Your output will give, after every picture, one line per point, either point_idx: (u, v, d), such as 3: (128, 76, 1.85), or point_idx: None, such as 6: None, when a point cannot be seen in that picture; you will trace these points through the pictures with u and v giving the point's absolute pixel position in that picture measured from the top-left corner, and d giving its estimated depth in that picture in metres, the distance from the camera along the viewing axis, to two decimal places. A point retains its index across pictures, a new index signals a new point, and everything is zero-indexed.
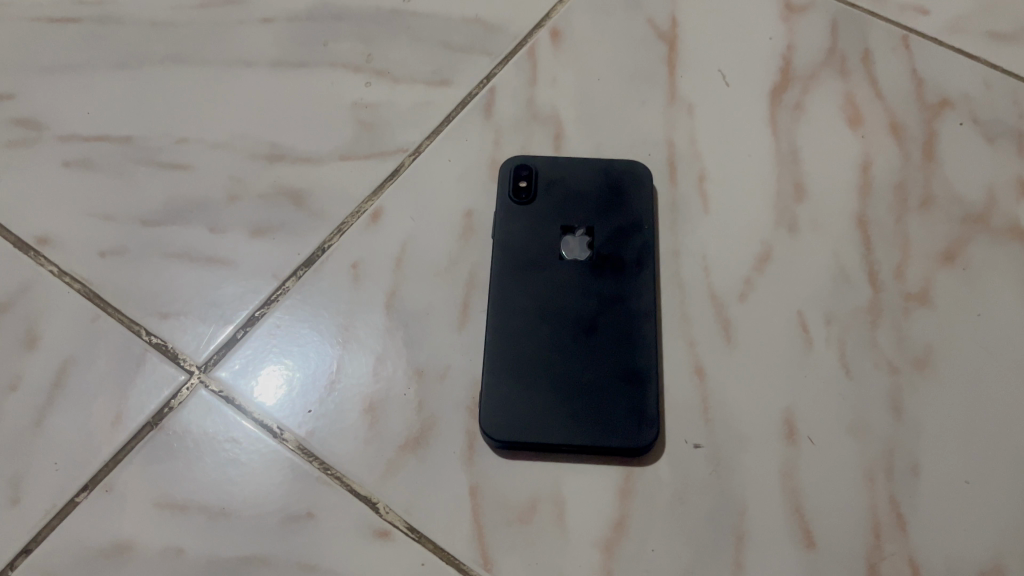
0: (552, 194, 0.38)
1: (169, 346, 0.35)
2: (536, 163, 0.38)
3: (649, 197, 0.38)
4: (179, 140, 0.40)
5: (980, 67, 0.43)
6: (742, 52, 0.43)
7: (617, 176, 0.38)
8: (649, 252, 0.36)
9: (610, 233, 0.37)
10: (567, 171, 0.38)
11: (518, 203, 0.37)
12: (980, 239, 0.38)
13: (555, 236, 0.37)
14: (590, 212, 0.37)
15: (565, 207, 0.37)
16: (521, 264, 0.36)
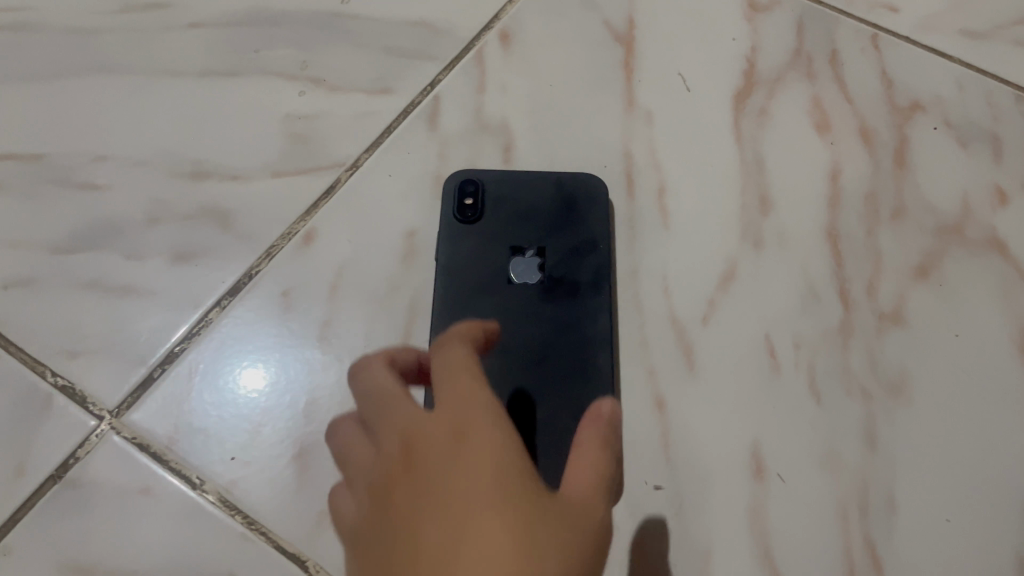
0: (501, 210, 0.35)
1: (77, 389, 0.32)
2: (483, 178, 0.36)
3: (606, 211, 0.35)
4: (95, 158, 0.37)
5: (952, 68, 0.41)
6: (703, 55, 0.41)
7: (571, 190, 0.35)
8: (604, 272, 0.34)
9: (564, 253, 0.34)
10: (518, 185, 0.36)
11: (464, 221, 0.35)
12: (956, 251, 0.36)
13: (503, 258, 0.35)
14: (541, 230, 0.35)
15: (515, 225, 0.35)
16: (466, 290, 0.34)
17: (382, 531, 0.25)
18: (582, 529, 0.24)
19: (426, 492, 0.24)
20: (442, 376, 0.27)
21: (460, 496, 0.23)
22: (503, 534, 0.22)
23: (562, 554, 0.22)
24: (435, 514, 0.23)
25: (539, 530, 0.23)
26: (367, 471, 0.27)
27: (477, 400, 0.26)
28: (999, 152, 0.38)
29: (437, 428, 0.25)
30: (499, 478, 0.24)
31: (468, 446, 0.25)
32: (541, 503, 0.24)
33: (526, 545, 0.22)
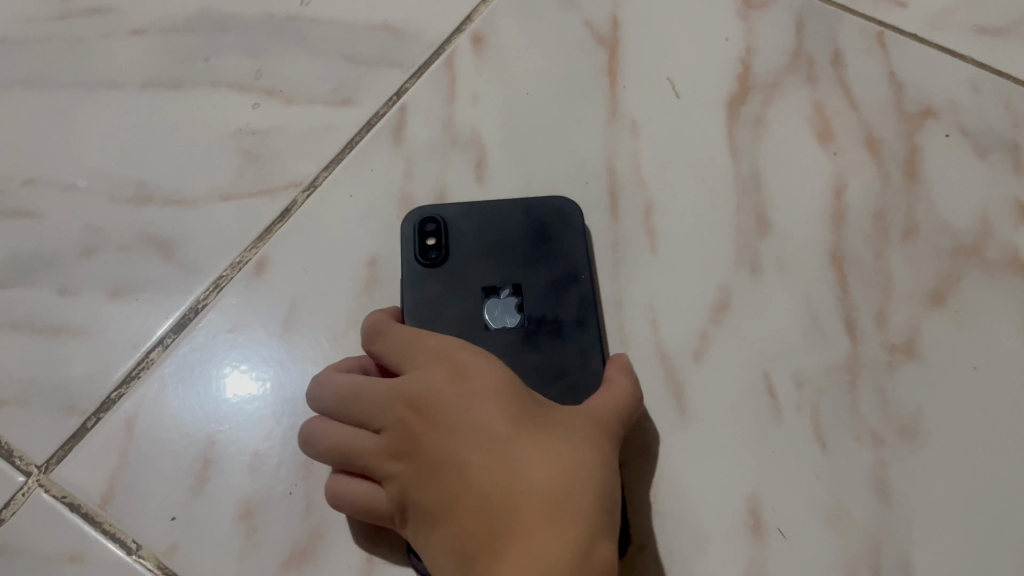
0: (467, 244, 0.32)
1: (3, 443, 0.29)
2: (444, 213, 0.32)
3: (586, 238, 0.31)
4: (27, 182, 0.34)
5: (966, 69, 0.37)
6: (694, 57, 0.38)
7: (542, 218, 0.32)
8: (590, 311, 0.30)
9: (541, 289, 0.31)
10: (485, 214, 0.32)
11: (424, 261, 0.31)
12: (973, 274, 0.32)
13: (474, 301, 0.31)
14: (516, 266, 0.31)
15: (484, 263, 0.31)
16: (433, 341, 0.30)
17: (422, 485, 0.25)
18: (605, 435, 0.26)
19: (451, 444, 0.25)
20: (420, 337, 0.27)
21: (493, 438, 0.24)
22: (559, 456, 0.24)
23: (601, 460, 0.25)
24: (489, 471, 0.24)
25: (574, 448, 0.24)
26: (375, 449, 0.26)
27: (467, 350, 0.27)
28: (1019, 162, 0.35)
29: (438, 380, 0.26)
30: (518, 416, 0.25)
31: (474, 390, 0.25)
32: (564, 426, 0.25)
33: (576, 462, 0.24)
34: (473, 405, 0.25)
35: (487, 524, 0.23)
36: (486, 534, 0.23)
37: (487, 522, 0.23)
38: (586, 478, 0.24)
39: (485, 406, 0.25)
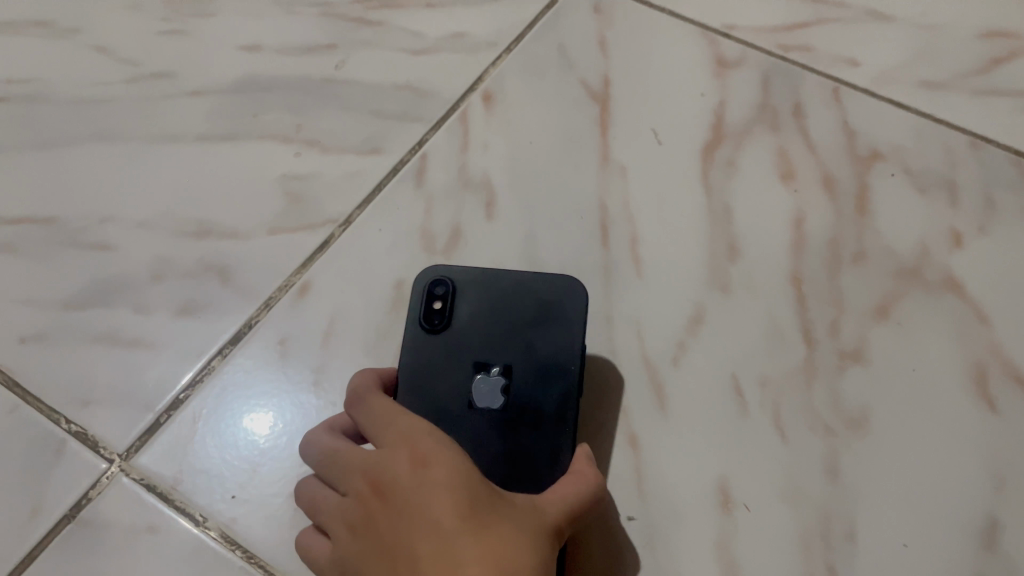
0: (472, 317, 0.35)
1: (89, 435, 0.34)
2: (457, 280, 0.35)
3: (580, 325, 0.34)
4: (103, 220, 0.40)
5: (910, 119, 0.43)
6: (674, 110, 0.44)
7: (544, 299, 0.34)
8: (571, 389, 0.32)
9: (526, 366, 0.33)
10: (500, 288, 0.35)
11: (431, 327, 0.34)
12: (914, 292, 0.38)
13: (463, 377, 0.33)
14: (509, 337, 0.34)
15: (484, 332, 0.34)
16: (425, 405, 0.33)
17: (370, 565, 0.28)
18: (541, 529, 0.27)
19: (403, 527, 0.28)
20: (392, 419, 0.30)
21: (440, 532, 0.27)
22: (488, 555, 0.26)
23: (532, 557, 0.26)
24: (423, 562, 0.26)
25: (507, 546, 0.26)
26: (341, 518, 0.30)
27: (433, 438, 0.29)
28: (955, 198, 0.41)
29: (399, 463, 0.29)
30: (463, 507, 0.27)
31: (430, 479, 0.28)
32: (506, 521, 0.27)
33: (506, 562, 0.26)
34: (425, 493, 0.28)
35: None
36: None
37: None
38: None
39: (433, 498, 0.27)
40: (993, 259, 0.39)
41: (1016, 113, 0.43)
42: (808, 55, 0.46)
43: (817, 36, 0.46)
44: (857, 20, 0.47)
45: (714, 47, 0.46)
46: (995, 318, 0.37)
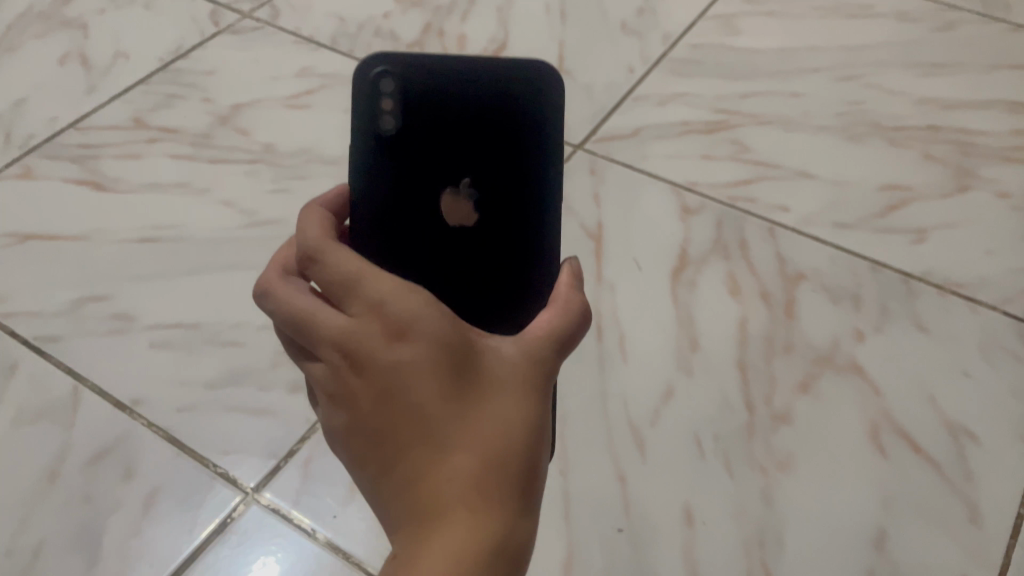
0: (406, 115, 0.38)
1: (230, 474, 0.48)
2: (399, 77, 0.38)
3: (563, 91, 0.38)
4: (235, 325, 0.55)
5: (826, 250, 0.58)
6: (650, 243, 0.59)
7: (505, 94, 0.38)
8: (539, 161, 0.38)
9: (508, 148, 0.38)
10: (425, 77, 0.38)
11: (375, 127, 0.38)
12: (828, 373, 0.51)
13: (439, 184, 0.39)
14: (463, 130, 0.38)
15: (430, 114, 0.38)
16: (401, 199, 0.39)
17: (359, 436, 0.31)
18: (521, 394, 0.31)
19: (392, 411, 0.30)
20: (357, 281, 0.32)
21: (431, 414, 0.30)
22: (476, 429, 0.30)
23: (519, 423, 0.30)
24: (416, 442, 0.30)
25: (491, 417, 0.30)
26: (321, 380, 0.32)
27: (402, 304, 0.31)
28: (859, 306, 0.55)
29: (374, 336, 0.31)
30: (448, 390, 0.30)
31: (411, 358, 0.30)
32: (489, 390, 0.31)
33: (497, 436, 0.30)
34: (407, 374, 0.30)
35: (412, 491, 0.30)
36: (414, 501, 0.30)
37: (412, 489, 0.30)
38: (498, 453, 0.30)
39: (417, 377, 0.30)
40: (887, 349, 0.52)
41: (905, 246, 0.58)
42: (750, 204, 0.61)
43: (758, 189, 0.63)
44: (788, 178, 0.64)
45: (680, 199, 0.62)
46: (887, 392, 0.50)
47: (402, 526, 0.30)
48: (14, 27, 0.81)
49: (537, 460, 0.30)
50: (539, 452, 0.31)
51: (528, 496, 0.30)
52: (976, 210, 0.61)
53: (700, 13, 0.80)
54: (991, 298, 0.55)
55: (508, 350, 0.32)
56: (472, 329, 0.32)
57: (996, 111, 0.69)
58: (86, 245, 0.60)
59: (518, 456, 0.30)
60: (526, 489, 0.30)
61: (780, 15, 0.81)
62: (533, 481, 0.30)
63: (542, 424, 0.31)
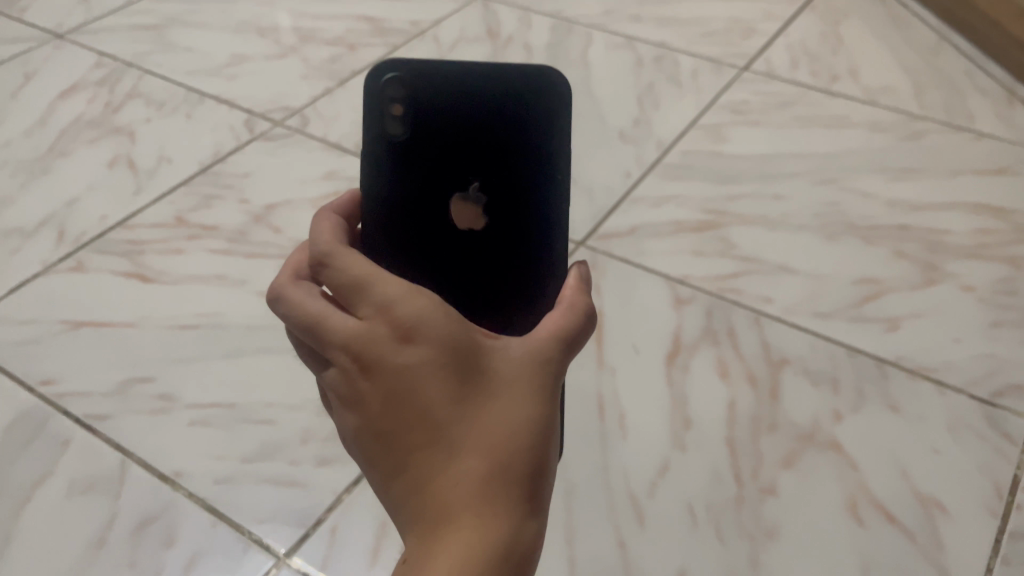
0: (417, 122, 0.45)
1: (263, 540, 0.52)
2: (409, 94, 0.45)
3: (567, 95, 0.44)
4: (269, 404, 0.61)
5: (807, 337, 0.64)
6: (647, 331, 0.65)
7: (506, 106, 0.45)
8: (536, 162, 0.45)
9: (513, 146, 0.45)
10: (434, 88, 0.45)
11: (392, 133, 0.45)
12: (809, 449, 0.56)
13: (453, 185, 0.46)
14: (467, 133, 0.45)
15: (439, 123, 0.45)
16: (416, 194, 0.46)
17: (369, 438, 0.35)
18: (520, 400, 0.35)
19: (401, 416, 0.34)
20: (367, 290, 0.36)
21: (437, 419, 0.33)
22: (480, 432, 0.34)
23: (519, 426, 0.34)
24: (425, 445, 0.33)
25: (493, 420, 0.34)
26: (334, 384, 0.36)
27: (409, 311, 0.35)
28: (837, 388, 0.60)
29: (383, 342, 0.34)
30: (453, 397, 0.34)
31: (417, 365, 0.34)
32: (491, 395, 0.34)
33: (499, 441, 0.33)
34: (415, 380, 0.34)
35: (423, 492, 0.33)
36: (425, 502, 0.33)
37: (422, 489, 0.33)
38: (500, 455, 0.33)
39: (424, 384, 0.34)
40: (863, 428, 0.57)
41: (879, 334, 0.64)
42: (737, 295, 0.68)
43: (744, 281, 0.69)
44: (770, 272, 0.70)
45: (673, 290, 0.68)
46: (863, 466, 0.55)
47: (414, 523, 0.34)
48: (67, 134, 0.89)
49: (536, 459, 0.34)
50: (538, 451, 0.34)
51: (529, 494, 0.34)
52: (943, 301, 0.67)
53: (690, 123, 0.89)
54: (958, 381, 0.60)
55: (507, 356, 0.36)
56: (475, 334, 0.36)
57: (960, 213, 0.76)
58: (133, 331, 0.66)
59: (518, 456, 0.34)
60: (527, 488, 0.34)
61: (763, 124, 0.89)
62: (533, 479, 0.34)
63: (541, 425, 0.35)
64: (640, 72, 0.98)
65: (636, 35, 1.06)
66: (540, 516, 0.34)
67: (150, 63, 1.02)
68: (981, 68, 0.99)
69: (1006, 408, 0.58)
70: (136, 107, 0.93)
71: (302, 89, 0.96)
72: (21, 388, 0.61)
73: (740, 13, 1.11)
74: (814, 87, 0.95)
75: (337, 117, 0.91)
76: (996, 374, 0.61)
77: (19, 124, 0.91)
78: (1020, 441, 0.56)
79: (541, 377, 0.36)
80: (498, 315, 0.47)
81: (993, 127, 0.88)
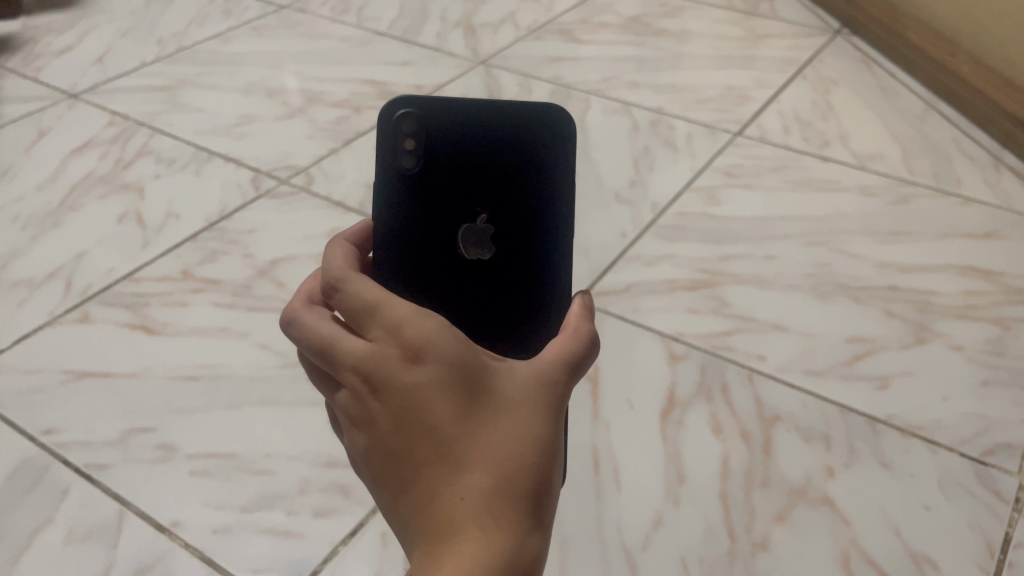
0: (429, 157, 0.49)
1: None
2: (419, 128, 0.48)
3: (570, 130, 0.49)
4: (267, 455, 0.61)
5: (799, 394, 0.65)
6: (641, 386, 0.66)
7: (509, 140, 0.49)
8: (538, 192, 0.49)
9: (519, 179, 0.49)
10: (445, 124, 0.48)
11: (404, 166, 0.48)
12: (801, 505, 0.57)
13: (462, 215, 0.49)
14: (473, 166, 0.49)
15: (447, 157, 0.49)
16: (426, 222, 0.48)
17: (377, 457, 0.35)
18: (525, 417, 0.35)
19: (408, 435, 0.34)
20: (378, 312, 0.37)
21: (444, 437, 0.34)
22: (486, 449, 0.34)
23: (525, 443, 0.34)
24: (432, 461, 0.34)
25: (499, 438, 0.34)
26: (345, 405, 0.36)
27: (418, 331, 0.35)
28: (829, 445, 0.61)
29: (393, 362, 0.35)
30: (460, 415, 0.34)
31: (425, 384, 0.34)
32: (497, 413, 0.35)
33: (504, 458, 0.34)
34: (423, 398, 0.34)
35: (429, 508, 0.34)
36: (431, 518, 0.33)
37: (428, 506, 0.34)
38: (505, 471, 0.34)
39: (431, 402, 0.34)
40: (855, 484, 0.58)
41: (870, 392, 0.65)
42: (730, 352, 0.69)
43: (737, 339, 0.70)
44: (763, 330, 0.71)
45: (668, 347, 0.69)
46: (855, 522, 0.56)
47: (421, 540, 0.34)
48: (78, 189, 0.92)
49: (542, 475, 0.34)
50: (544, 468, 0.35)
51: (534, 510, 0.34)
52: (933, 360, 0.68)
53: (684, 185, 0.91)
54: (948, 439, 0.61)
55: (514, 376, 0.36)
56: (482, 356, 0.36)
57: (949, 275, 0.78)
58: (136, 381, 0.67)
59: (524, 472, 0.34)
60: (532, 504, 0.34)
61: (754, 187, 0.91)
62: (539, 495, 0.34)
63: (547, 443, 0.35)
64: (637, 135, 1.01)
65: (633, 100, 1.10)
66: (546, 532, 0.35)
67: (161, 122, 1.05)
68: (968, 135, 1.02)
69: (996, 466, 0.59)
70: (146, 164, 0.96)
71: (308, 148, 0.99)
72: (23, 436, 0.62)
73: (734, 80, 1.15)
74: (805, 151, 0.98)
75: (341, 176, 0.94)
76: (986, 433, 0.62)
77: (32, 179, 0.93)
78: (1010, 499, 0.57)
79: (546, 397, 0.36)
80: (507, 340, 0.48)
81: (980, 192, 0.90)
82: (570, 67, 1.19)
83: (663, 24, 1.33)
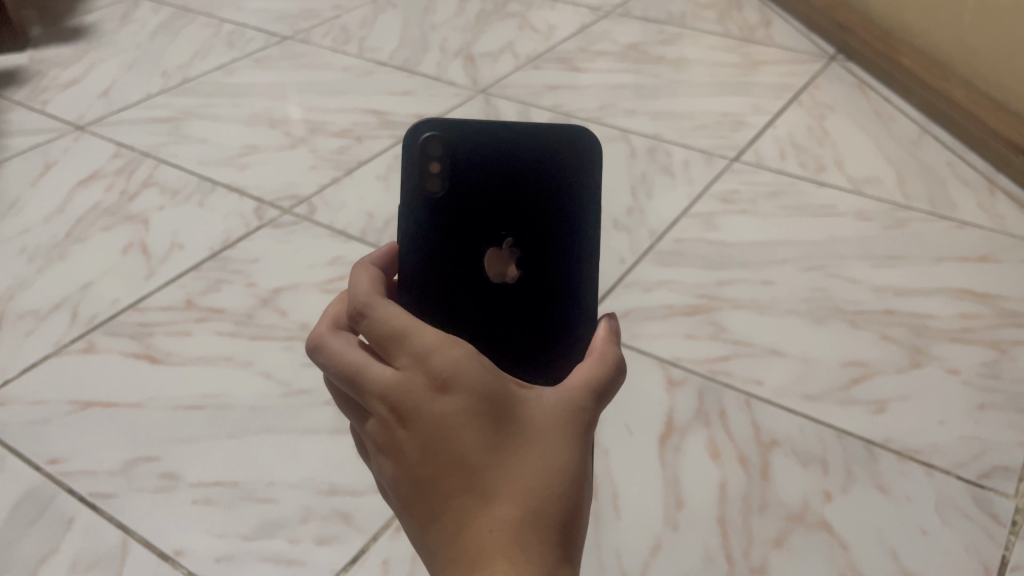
0: (452, 180, 0.49)
1: None
2: (444, 151, 0.49)
3: (597, 157, 0.49)
4: (269, 484, 0.62)
5: (796, 418, 0.66)
6: (639, 411, 0.66)
7: (536, 165, 0.49)
8: (565, 217, 0.50)
9: (545, 205, 0.50)
10: (469, 147, 0.49)
11: (429, 189, 0.49)
12: (799, 529, 0.57)
13: (487, 240, 0.50)
14: (498, 190, 0.50)
15: (471, 181, 0.50)
16: (451, 246, 0.50)
17: (406, 486, 0.36)
18: (554, 446, 0.36)
19: (435, 465, 0.35)
20: (404, 339, 0.37)
21: (472, 468, 0.34)
22: (514, 481, 0.34)
23: (552, 473, 0.35)
24: (460, 492, 0.34)
25: (527, 469, 0.35)
26: (373, 433, 0.37)
27: (444, 360, 0.36)
28: (827, 469, 0.61)
29: (420, 391, 0.36)
30: (489, 446, 0.35)
31: (454, 416, 0.35)
32: (525, 443, 0.35)
33: (533, 489, 0.34)
34: (450, 428, 0.35)
35: (456, 538, 0.34)
36: (458, 547, 0.34)
37: (457, 535, 0.34)
38: (533, 501, 0.34)
39: (459, 433, 0.35)
40: (852, 509, 0.58)
41: (867, 416, 0.66)
42: (728, 377, 0.70)
43: (734, 364, 0.71)
44: (760, 354, 0.72)
45: (666, 373, 0.70)
46: (853, 546, 0.56)
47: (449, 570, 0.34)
48: (84, 221, 0.93)
49: (569, 505, 0.35)
50: (572, 497, 0.35)
51: (563, 541, 0.34)
52: (929, 383, 0.69)
53: (682, 211, 0.92)
54: (946, 463, 0.62)
55: (541, 406, 0.37)
56: (509, 384, 0.37)
57: (944, 298, 0.79)
58: (140, 411, 0.68)
59: (552, 503, 0.35)
60: (561, 535, 0.35)
61: (750, 213, 0.92)
62: (568, 524, 0.35)
63: (575, 473, 0.36)
64: (635, 162, 1.02)
65: (630, 127, 1.11)
66: (575, 562, 0.35)
67: (165, 153, 1.07)
68: (962, 158, 1.04)
69: (993, 489, 0.59)
70: (151, 195, 0.97)
71: (310, 178, 1.01)
72: (29, 466, 0.63)
73: (731, 107, 1.16)
74: (801, 176, 0.99)
75: (343, 205, 0.95)
76: (983, 456, 0.62)
77: (38, 210, 0.95)
78: (1007, 522, 0.57)
79: (574, 426, 0.37)
80: (532, 366, 0.49)
81: (974, 215, 0.91)
82: (569, 95, 1.21)
83: (660, 52, 1.35)
